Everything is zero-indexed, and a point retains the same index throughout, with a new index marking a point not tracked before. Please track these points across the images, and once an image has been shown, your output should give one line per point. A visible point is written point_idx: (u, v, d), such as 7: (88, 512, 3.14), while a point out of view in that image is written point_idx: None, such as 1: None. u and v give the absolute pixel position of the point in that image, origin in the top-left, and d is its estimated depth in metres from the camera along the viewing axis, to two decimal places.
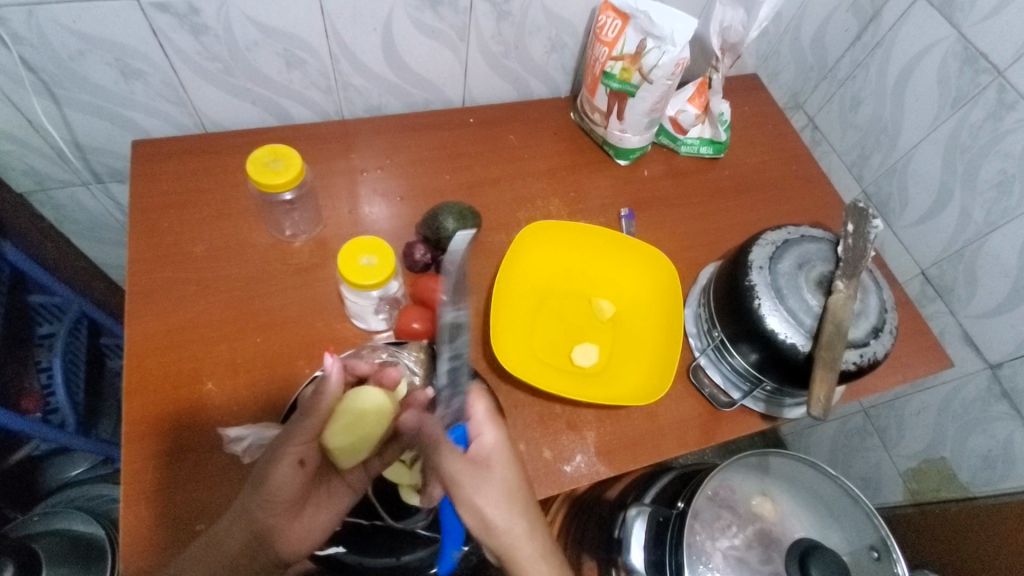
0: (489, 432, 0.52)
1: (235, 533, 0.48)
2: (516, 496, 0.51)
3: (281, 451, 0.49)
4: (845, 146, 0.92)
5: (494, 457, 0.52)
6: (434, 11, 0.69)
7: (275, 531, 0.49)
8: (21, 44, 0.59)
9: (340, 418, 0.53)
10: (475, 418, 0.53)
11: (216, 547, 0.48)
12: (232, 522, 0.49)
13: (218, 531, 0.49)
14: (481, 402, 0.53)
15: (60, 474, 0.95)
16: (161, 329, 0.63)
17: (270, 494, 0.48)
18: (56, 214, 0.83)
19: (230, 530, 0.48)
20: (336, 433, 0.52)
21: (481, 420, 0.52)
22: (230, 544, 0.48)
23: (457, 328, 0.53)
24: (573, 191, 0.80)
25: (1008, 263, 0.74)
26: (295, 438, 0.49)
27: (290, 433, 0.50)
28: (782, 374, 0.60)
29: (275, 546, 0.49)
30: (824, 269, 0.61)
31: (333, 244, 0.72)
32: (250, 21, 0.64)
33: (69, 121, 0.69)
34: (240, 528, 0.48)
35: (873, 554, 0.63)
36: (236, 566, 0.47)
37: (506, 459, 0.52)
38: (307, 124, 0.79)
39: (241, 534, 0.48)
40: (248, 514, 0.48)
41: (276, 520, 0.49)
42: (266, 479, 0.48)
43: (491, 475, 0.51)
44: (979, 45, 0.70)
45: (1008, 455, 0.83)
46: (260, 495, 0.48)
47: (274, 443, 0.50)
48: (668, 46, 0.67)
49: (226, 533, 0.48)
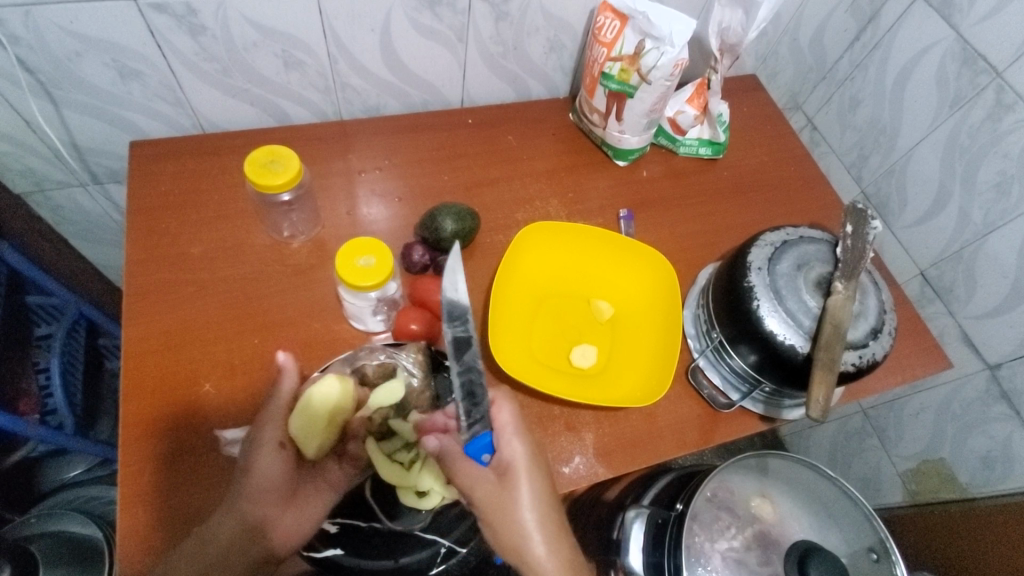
0: (514, 444, 0.52)
1: (225, 525, 0.49)
2: (540, 506, 0.51)
3: (262, 438, 0.52)
4: (844, 147, 0.92)
5: (516, 470, 0.51)
6: (432, 12, 0.69)
7: (265, 521, 0.51)
8: (18, 44, 0.59)
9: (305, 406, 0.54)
10: (500, 426, 0.53)
11: (207, 540, 0.48)
12: (222, 518, 0.49)
13: (207, 529, 0.49)
14: (504, 411, 0.53)
15: (58, 475, 0.95)
16: (159, 330, 0.63)
17: (255, 483, 0.50)
18: (54, 215, 0.83)
19: (219, 526, 0.49)
20: (295, 422, 0.53)
21: (506, 431, 0.52)
22: (221, 539, 0.48)
23: (466, 343, 0.52)
24: (571, 192, 0.80)
25: (1007, 264, 0.74)
26: (275, 421, 0.53)
27: (264, 421, 0.53)
28: (781, 375, 0.60)
29: (266, 538, 0.51)
30: (823, 271, 0.61)
31: (331, 245, 0.71)
32: (248, 21, 0.63)
33: (67, 121, 0.69)
34: (230, 522, 0.49)
35: (872, 556, 0.64)
36: (230, 559, 0.48)
37: (529, 472, 0.51)
38: (305, 125, 0.79)
39: (232, 528, 0.49)
40: (237, 506, 0.50)
41: (268, 511, 0.51)
42: (251, 466, 0.51)
43: (514, 489, 0.51)
44: (977, 45, 0.70)
45: (1007, 456, 0.83)
46: (246, 484, 0.50)
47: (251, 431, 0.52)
48: (666, 47, 0.67)
49: (215, 531, 0.49)
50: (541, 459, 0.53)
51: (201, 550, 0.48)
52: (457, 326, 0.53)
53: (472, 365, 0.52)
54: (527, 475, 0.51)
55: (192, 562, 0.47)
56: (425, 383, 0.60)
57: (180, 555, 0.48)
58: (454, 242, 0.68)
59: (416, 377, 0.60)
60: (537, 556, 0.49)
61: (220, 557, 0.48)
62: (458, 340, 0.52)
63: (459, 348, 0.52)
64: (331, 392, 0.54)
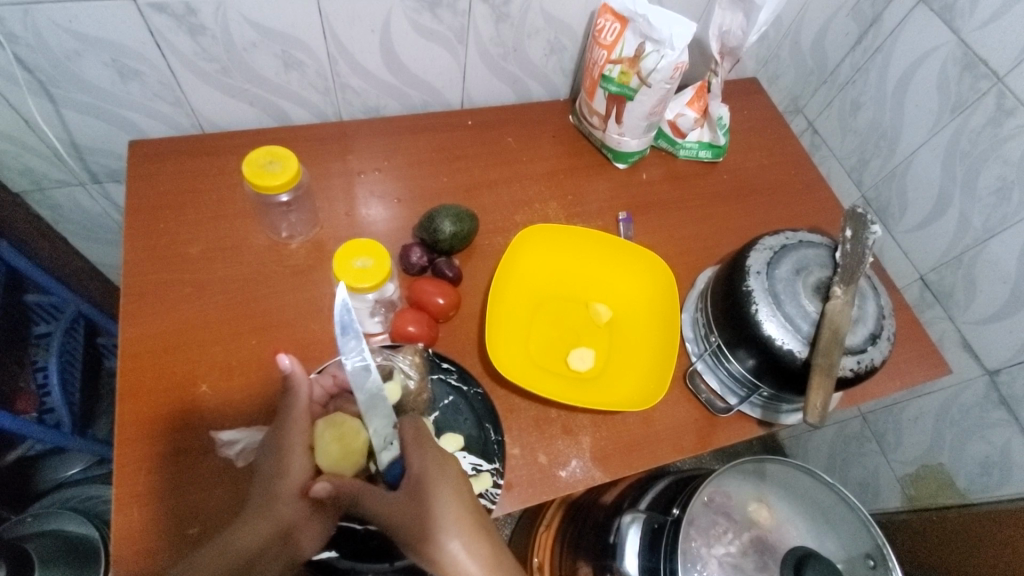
0: (416, 458, 0.51)
1: (255, 531, 0.49)
2: (459, 504, 0.49)
3: (288, 444, 0.53)
4: (845, 151, 0.92)
5: (426, 478, 0.50)
6: (432, 13, 0.69)
7: (296, 526, 0.50)
8: (16, 43, 0.59)
9: (329, 446, 0.53)
10: (406, 443, 0.53)
11: (228, 547, 0.48)
12: (256, 523, 0.50)
13: (235, 533, 0.50)
14: (410, 427, 0.54)
15: (55, 474, 0.95)
16: (155, 331, 0.63)
17: (284, 488, 0.51)
18: (53, 214, 0.83)
19: (250, 530, 0.49)
20: (326, 462, 0.53)
21: (411, 446, 0.53)
22: (250, 542, 0.49)
23: (366, 370, 0.53)
24: (570, 195, 0.80)
25: (1007, 270, 0.74)
26: (293, 431, 0.53)
27: (289, 426, 0.53)
28: (779, 380, 0.60)
29: (298, 544, 0.50)
30: (821, 275, 0.61)
31: (329, 246, 0.71)
32: (248, 22, 0.63)
33: (66, 120, 0.69)
34: (264, 527, 0.50)
35: (869, 563, 0.63)
36: (257, 564, 0.48)
37: (435, 479, 0.50)
38: (304, 125, 0.79)
39: (265, 530, 0.49)
40: (270, 509, 0.50)
41: (299, 516, 0.51)
42: (280, 471, 0.52)
43: (422, 499, 0.49)
44: (978, 50, 0.70)
45: (1005, 462, 0.82)
46: (277, 489, 0.51)
47: (274, 434, 0.54)
48: (667, 50, 0.66)
49: (247, 536, 0.49)
50: (450, 465, 0.51)
51: (227, 552, 0.48)
52: (356, 356, 0.53)
53: (374, 391, 0.54)
54: (433, 482, 0.49)
55: (219, 563, 0.47)
56: (421, 386, 0.61)
57: (201, 560, 0.48)
58: (451, 244, 0.68)
59: (413, 380, 0.60)
60: (462, 560, 0.45)
61: (246, 560, 0.48)
62: (359, 368, 0.53)
63: (360, 377, 0.53)
64: (334, 467, 0.53)
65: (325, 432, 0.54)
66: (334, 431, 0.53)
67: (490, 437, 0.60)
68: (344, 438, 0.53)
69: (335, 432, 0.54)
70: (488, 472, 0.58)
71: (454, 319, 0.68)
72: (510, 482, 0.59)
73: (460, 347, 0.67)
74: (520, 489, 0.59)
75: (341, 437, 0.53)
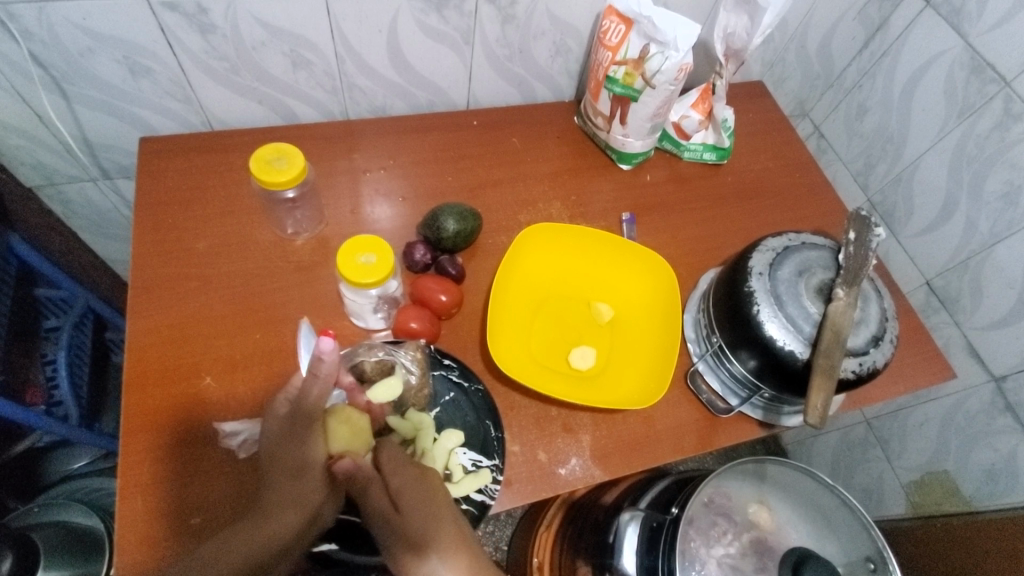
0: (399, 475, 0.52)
1: (288, 521, 0.49)
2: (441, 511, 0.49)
3: (312, 431, 0.52)
4: (851, 154, 0.92)
5: (408, 489, 0.51)
6: (439, 14, 0.70)
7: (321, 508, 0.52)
8: (31, 40, 0.60)
9: (341, 425, 0.53)
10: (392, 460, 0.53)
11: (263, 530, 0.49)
12: (285, 512, 0.50)
13: (267, 520, 0.50)
14: (390, 452, 0.54)
15: (64, 466, 0.96)
16: (160, 324, 0.64)
17: (313, 478, 0.51)
18: (64, 209, 0.84)
19: (281, 517, 0.49)
20: (338, 441, 0.52)
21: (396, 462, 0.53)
22: (283, 531, 0.49)
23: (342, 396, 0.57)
24: (574, 195, 0.80)
25: (1015, 275, 0.73)
26: (313, 423, 0.52)
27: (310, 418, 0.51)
28: (781, 381, 0.60)
29: (320, 519, 0.52)
30: (824, 277, 0.61)
31: (334, 242, 0.72)
32: (258, 21, 0.64)
33: (78, 116, 0.70)
34: (296, 514, 0.50)
35: (869, 566, 0.62)
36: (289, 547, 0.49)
37: (417, 487, 0.51)
38: (312, 123, 0.80)
39: (294, 521, 0.50)
40: (300, 496, 0.50)
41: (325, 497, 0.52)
42: (307, 462, 0.51)
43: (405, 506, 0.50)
44: (985, 55, 0.70)
45: (1012, 469, 0.81)
46: (305, 476, 0.51)
47: (296, 423, 0.52)
48: (671, 51, 0.67)
49: (278, 524, 0.49)
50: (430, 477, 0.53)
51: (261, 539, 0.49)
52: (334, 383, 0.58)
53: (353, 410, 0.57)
54: (418, 493, 0.51)
55: (247, 548, 0.48)
56: (423, 381, 0.61)
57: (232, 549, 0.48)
58: (455, 242, 0.69)
59: (414, 375, 0.60)
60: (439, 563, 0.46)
61: (281, 546, 0.49)
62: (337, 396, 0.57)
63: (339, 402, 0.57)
64: (347, 447, 0.53)
65: (332, 419, 0.53)
66: (340, 415, 0.54)
67: (490, 433, 0.61)
68: (351, 419, 0.54)
69: (340, 416, 0.54)
70: (487, 468, 0.59)
71: (458, 317, 0.69)
72: (510, 478, 0.59)
73: (462, 344, 0.67)
74: (520, 486, 0.59)
75: (348, 419, 0.54)
